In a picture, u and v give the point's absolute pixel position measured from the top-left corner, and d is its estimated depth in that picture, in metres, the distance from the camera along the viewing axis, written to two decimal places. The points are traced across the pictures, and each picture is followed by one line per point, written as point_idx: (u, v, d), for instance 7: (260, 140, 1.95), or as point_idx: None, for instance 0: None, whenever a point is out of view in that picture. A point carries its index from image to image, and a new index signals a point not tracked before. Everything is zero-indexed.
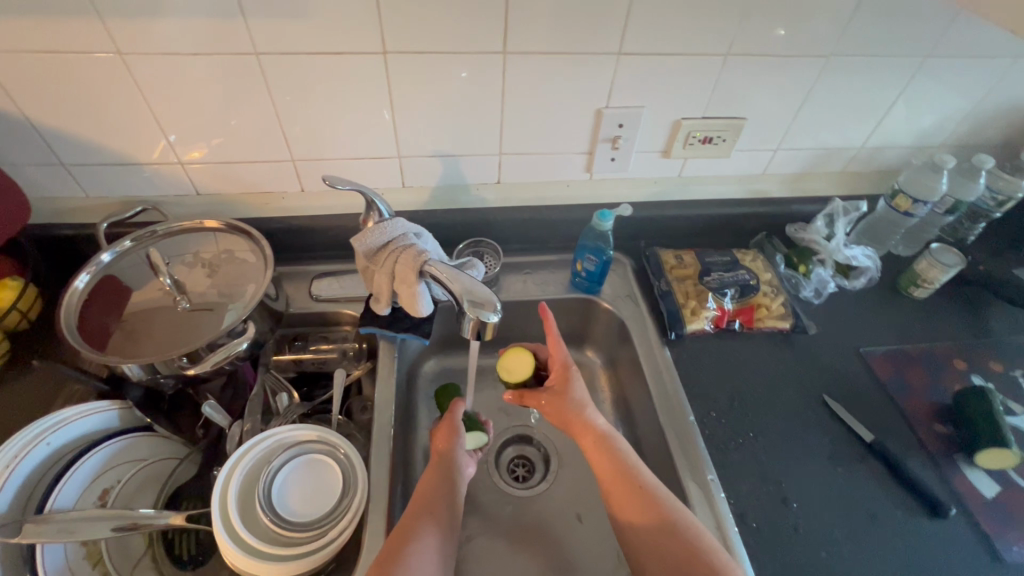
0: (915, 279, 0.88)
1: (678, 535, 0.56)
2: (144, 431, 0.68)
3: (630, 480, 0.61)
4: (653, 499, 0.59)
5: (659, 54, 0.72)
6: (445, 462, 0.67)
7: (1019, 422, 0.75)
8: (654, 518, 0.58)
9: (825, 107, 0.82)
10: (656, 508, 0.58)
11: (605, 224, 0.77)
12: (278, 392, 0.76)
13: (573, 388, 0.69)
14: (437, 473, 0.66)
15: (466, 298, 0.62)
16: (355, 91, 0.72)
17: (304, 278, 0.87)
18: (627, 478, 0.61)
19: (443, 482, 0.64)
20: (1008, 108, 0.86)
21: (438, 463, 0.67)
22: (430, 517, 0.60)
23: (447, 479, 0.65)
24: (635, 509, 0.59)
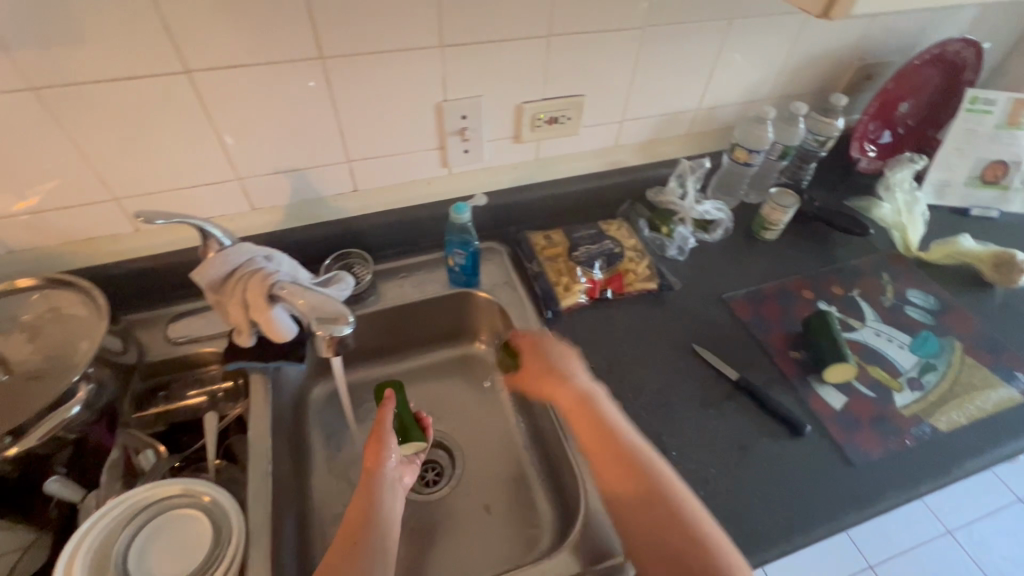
0: (763, 223, 0.96)
1: (670, 503, 0.57)
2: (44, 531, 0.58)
3: (624, 458, 0.61)
4: (644, 474, 0.59)
5: (483, 42, 0.73)
6: (370, 488, 0.62)
7: (857, 336, 0.83)
8: (645, 493, 0.58)
9: (654, 75, 0.86)
10: (642, 483, 0.59)
11: (462, 216, 0.77)
12: (143, 450, 0.71)
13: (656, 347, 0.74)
14: (360, 503, 0.61)
15: (317, 319, 0.61)
16: (167, 114, 0.67)
17: (158, 323, 0.80)
18: (620, 455, 0.61)
19: (364, 514, 0.60)
20: (813, 57, 0.94)
21: (363, 489, 0.62)
22: (354, 557, 0.56)
23: (370, 511, 0.60)
24: (626, 488, 0.59)
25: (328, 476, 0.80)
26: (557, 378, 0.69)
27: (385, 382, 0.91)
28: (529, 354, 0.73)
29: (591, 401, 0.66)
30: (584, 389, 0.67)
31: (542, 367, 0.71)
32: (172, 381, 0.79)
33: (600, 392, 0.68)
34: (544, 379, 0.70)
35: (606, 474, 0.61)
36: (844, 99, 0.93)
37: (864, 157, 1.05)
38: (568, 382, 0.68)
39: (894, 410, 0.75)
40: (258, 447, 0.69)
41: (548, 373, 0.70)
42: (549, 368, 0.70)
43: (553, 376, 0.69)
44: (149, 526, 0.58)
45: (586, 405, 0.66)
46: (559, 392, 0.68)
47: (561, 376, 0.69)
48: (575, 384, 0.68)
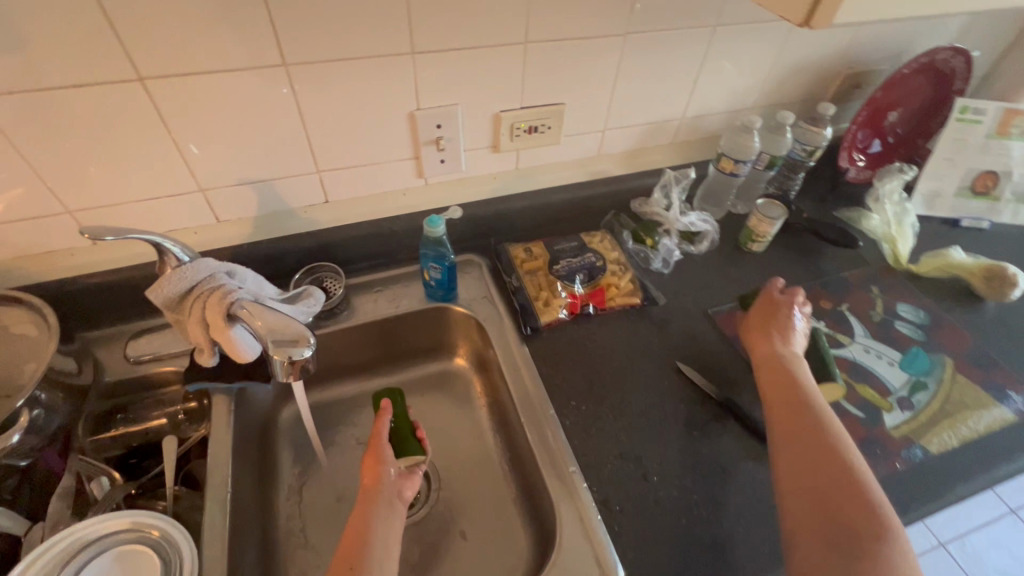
0: (750, 234, 0.93)
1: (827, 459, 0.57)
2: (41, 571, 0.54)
3: (804, 411, 0.63)
4: (820, 422, 0.61)
5: (457, 49, 0.70)
6: (369, 504, 0.60)
7: (845, 352, 0.81)
8: (812, 437, 0.60)
9: (636, 84, 0.84)
10: (816, 429, 0.60)
11: (437, 229, 0.74)
12: (95, 477, 0.67)
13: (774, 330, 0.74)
14: (359, 520, 0.58)
15: (275, 343, 0.57)
16: (123, 123, 0.64)
17: (118, 341, 0.78)
18: (803, 407, 0.63)
19: (363, 531, 0.57)
20: (800, 65, 0.92)
21: (361, 506, 0.60)
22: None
23: (368, 529, 0.57)
24: (798, 435, 0.61)
25: (295, 500, 0.76)
26: (765, 336, 0.73)
27: (358, 400, 0.87)
28: (758, 312, 0.77)
29: (785, 361, 0.69)
30: (782, 351, 0.70)
31: (762, 323, 0.75)
32: (131, 402, 0.75)
33: (799, 356, 0.70)
34: (756, 336, 0.74)
35: (781, 423, 0.63)
36: (832, 108, 0.91)
37: (853, 166, 1.03)
38: (769, 343, 0.72)
39: (883, 431, 0.72)
40: (217, 473, 0.66)
41: (762, 330, 0.74)
42: (767, 326, 0.74)
43: (765, 334, 0.73)
44: (95, 563, 0.55)
45: (778, 364, 0.69)
46: (762, 346, 0.72)
47: (767, 334, 0.73)
48: (779, 346, 0.71)
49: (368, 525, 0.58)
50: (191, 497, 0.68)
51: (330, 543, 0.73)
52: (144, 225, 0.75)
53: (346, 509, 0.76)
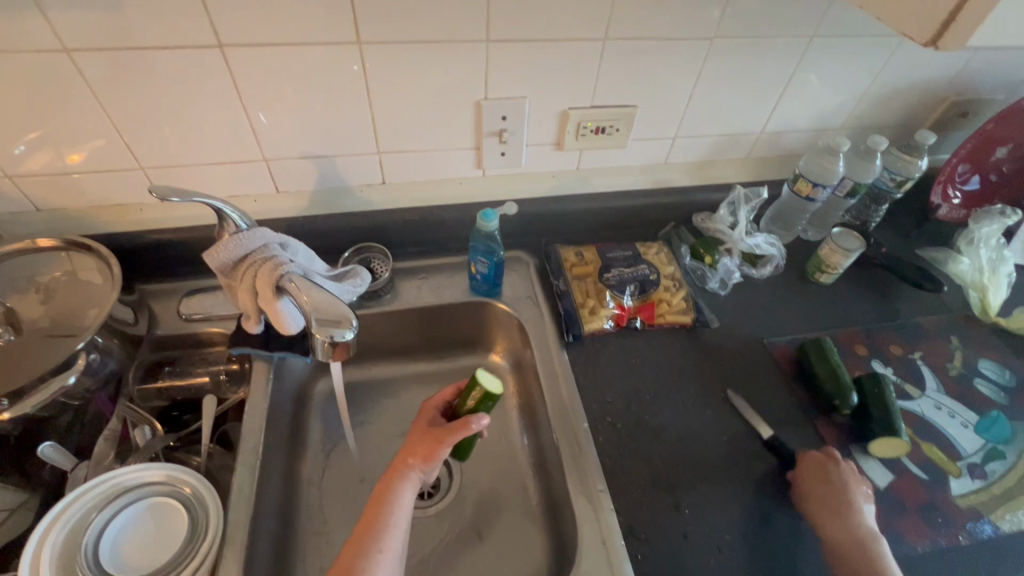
0: (820, 264, 0.86)
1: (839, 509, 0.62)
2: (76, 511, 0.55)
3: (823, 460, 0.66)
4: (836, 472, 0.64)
5: (533, 41, 0.68)
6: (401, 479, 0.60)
7: (913, 406, 0.74)
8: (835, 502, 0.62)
9: (716, 92, 0.79)
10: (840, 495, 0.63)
11: (490, 224, 0.72)
12: (139, 424, 0.69)
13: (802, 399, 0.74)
14: (390, 493, 0.59)
15: (319, 322, 0.57)
16: (200, 86, 0.65)
17: (173, 295, 0.80)
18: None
19: (388, 505, 0.58)
20: (900, 87, 0.84)
21: (393, 481, 0.60)
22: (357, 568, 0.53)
23: (395, 503, 0.58)
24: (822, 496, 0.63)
25: (321, 473, 0.77)
26: (834, 509, 0.61)
27: (392, 383, 0.87)
28: (811, 470, 0.65)
29: (871, 551, 0.58)
30: (861, 534, 0.59)
31: (825, 485, 0.63)
32: (178, 356, 0.78)
33: (881, 539, 0.59)
34: (822, 505, 0.62)
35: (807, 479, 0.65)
36: (932, 137, 0.83)
37: (946, 203, 0.94)
38: (841, 518, 0.61)
39: (947, 498, 0.66)
40: (249, 438, 0.68)
41: (832, 496, 0.62)
42: (832, 490, 0.63)
43: (835, 502, 0.62)
44: (127, 511, 0.57)
45: (863, 552, 0.58)
46: (832, 522, 0.61)
47: (836, 503, 0.62)
48: (856, 526, 0.60)
49: (395, 501, 0.58)
50: (224, 457, 0.70)
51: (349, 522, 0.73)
52: (209, 188, 0.77)
53: (368, 490, 0.76)
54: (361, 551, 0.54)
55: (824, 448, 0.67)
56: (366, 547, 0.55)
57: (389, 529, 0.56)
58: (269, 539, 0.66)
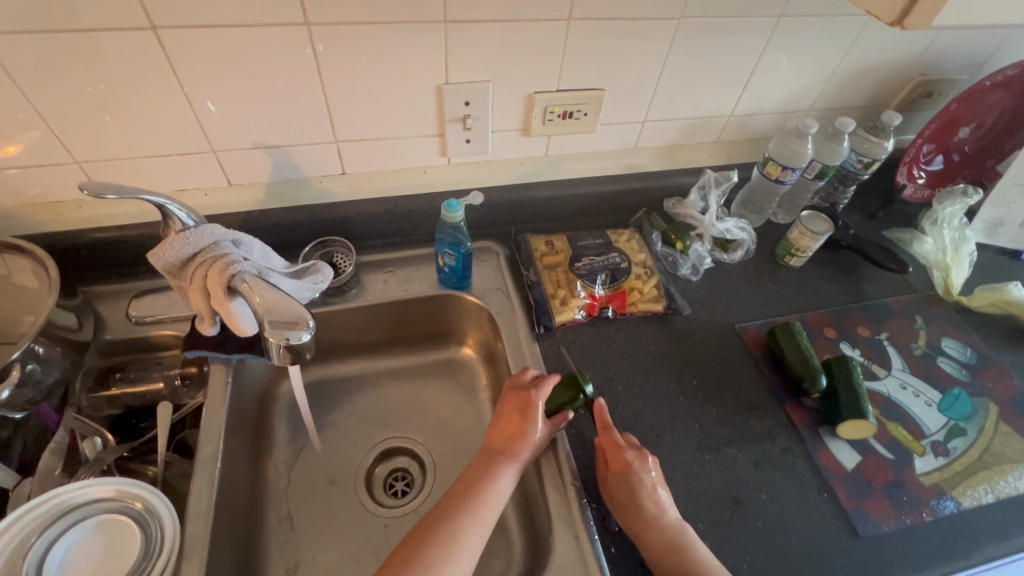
0: (790, 248, 0.87)
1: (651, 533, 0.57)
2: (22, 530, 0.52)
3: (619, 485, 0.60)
4: (629, 497, 0.59)
5: (494, 22, 0.65)
6: (503, 463, 0.62)
7: (879, 386, 0.75)
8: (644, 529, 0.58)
9: (685, 74, 0.77)
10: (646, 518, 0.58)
11: (454, 215, 0.70)
12: (89, 436, 0.65)
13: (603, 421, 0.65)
14: (489, 475, 0.61)
15: (273, 325, 0.54)
16: (135, 73, 0.60)
17: (121, 297, 0.76)
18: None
19: (488, 486, 0.60)
20: (868, 68, 0.84)
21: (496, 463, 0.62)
22: (445, 544, 0.55)
23: (495, 485, 0.60)
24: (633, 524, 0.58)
25: (287, 477, 0.75)
26: (639, 519, 0.58)
27: (360, 380, 0.85)
28: (616, 484, 0.60)
29: (681, 549, 0.56)
30: (670, 533, 0.57)
31: (626, 497, 0.59)
32: (130, 361, 0.74)
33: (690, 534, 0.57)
34: (630, 518, 0.59)
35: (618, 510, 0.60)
36: (898, 118, 0.83)
37: (910, 183, 0.95)
38: (650, 527, 0.57)
39: (911, 476, 0.67)
40: (207, 445, 0.65)
41: (633, 507, 0.58)
42: (632, 500, 0.59)
43: (639, 511, 0.58)
44: (72, 532, 0.54)
45: (674, 555, 0.56)
46: (644, 533, 0.57)
47: (643, 514, 0.58)
48: (660, 528, 0.57)
49: (495, 483, 0.61)
50: (182, 466, 0.67)
51: (318, 527, 0.71)
52: (154, 182, 0.72)
53: (338, 492, 0.75)
54: (459, 525, 0.57)
55: (616, 456, 0.62)
56: (465, 523, 0.57)
57: (487, 509, 0.59)
58: (232, 549, 0.63)
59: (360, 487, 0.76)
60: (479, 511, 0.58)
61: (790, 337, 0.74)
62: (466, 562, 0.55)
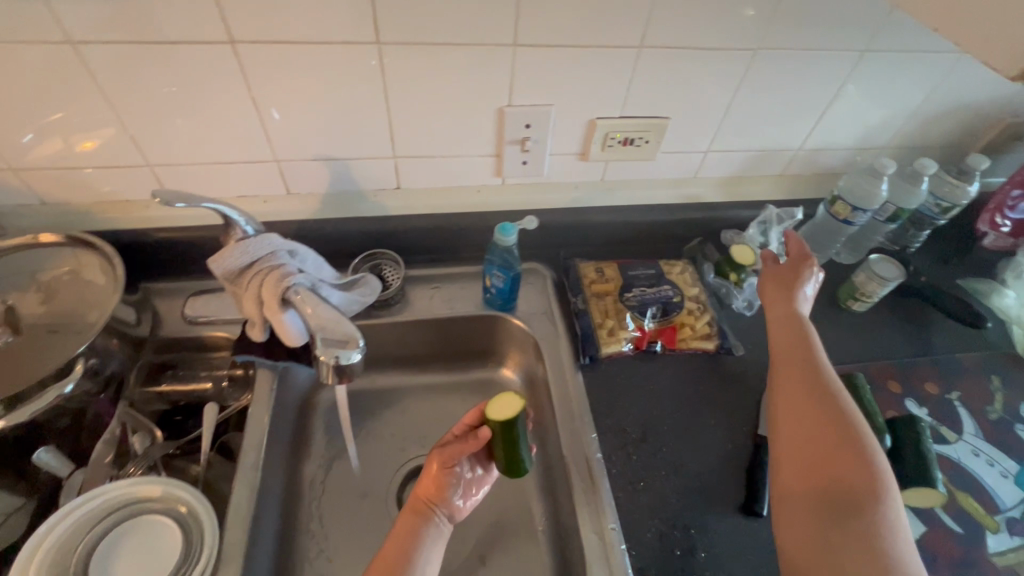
0: (853, 292, 0.82)
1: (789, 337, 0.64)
2: (73, 524, 0.54)
3: (784, 280, 0.69)
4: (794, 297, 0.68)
5: (563, 47, 0.63)
6: (419, 515, 0.59)
7: (949, 451, 0.70)
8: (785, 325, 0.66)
9: (754, 105, 0.74)
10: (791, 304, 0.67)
11: (507, 238, 0.69)
12: (139, 431, 0.68)
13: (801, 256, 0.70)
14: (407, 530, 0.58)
15: (324, 342, 0.54)
16: (210, 83, 0.62)
17: (178, 296, 0.78)
18: (812, 365, 0.61)
19: (408, 542, 0.57)
20: (953, 108, 0.79)
21: (409, 514, 0.59)
22: None
23: (414, 542, 0.57)
24: (774, 301, 0.68)
25: (321, 486, 0.75)
26: (778, 296, 0.69)
27: (398, 394, 0.85)
28: (776, 269, 0.71)
29: (801, 328, 0.65)
30: (795, 314, 0.66)
31: (777, 286, 0.69)
32: (179, 359, 0.76)
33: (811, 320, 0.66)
34: (772, 303, 0.69)
35: (769, 297, 0.69)
36: (985, 161, 0.77)
37: (993, 231, 0.88)
38: (785, 303, 0.67)
39: (983, 554, 0.62)
40: (250, 451, 0.66)
41: (779, 292, 0.69)
42: (782, 283, 0.69)
43: (784, 299, 0.68)
44: (125, 529, 0.55)
45: (794, 326, 0.65)
46: (780, 306, 0.68)
47: (784, 299, 0.68)
48: (791, 306, 0.67)
49: (415, 539, 0.57)
50: (223, 467, 0.68)
51: (348, 541, 0.71)
52: (217, 188, 0.74)
53: (370, 507, 0.74)
54: None
55: (796, 259, 0.70)
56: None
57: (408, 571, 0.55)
58: (265, 557, 0.64)
59: (392, 503, 0.75)
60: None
61: (856, 387, 0.70)
62: None
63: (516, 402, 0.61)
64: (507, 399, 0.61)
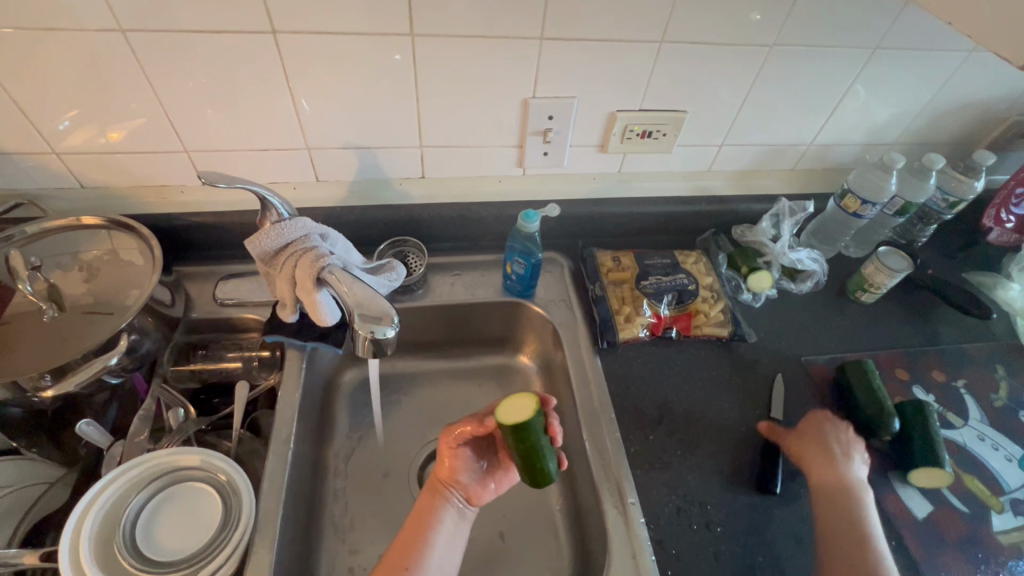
0: (862, 283, 0.84)
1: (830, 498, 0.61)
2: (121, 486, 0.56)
3: (820, 443, 0.66)
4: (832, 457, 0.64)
5: (587, 41, 0.66)
6: (438, 497, 0.61)
7: (955, 435, 0.72)
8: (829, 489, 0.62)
9: (769, 100, 0.76)
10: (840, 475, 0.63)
11: (531, 225, 0.71)
12: (173, 407, 0.70)
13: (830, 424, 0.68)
14: (427, 512, 0.60)
15: (361, 318, 0.56)
16: (249, 72, 0.65)
17: (208, 279, 0.81)
18: (865, 544, 0.57)
19: (427, 521, 0.60)
20: (961, 105, 0.81)
21: (428, 495, 0.62)
22: None
23: (433, 522, 0.59)
24: (810, 458, 0.65)
25: (345, 465, 0.78)
26: (825, 456, 0.64)
27: (418, 378, 0.87)
28: (809, 432, 0.67)
29: (852, 496, 0.61)
30: (847, 480, 0.62)
31: (816, 444, 0.66)
32: (212, 340, 0.78)
33: (863, 484, 0.63)
34: (808, 462, 0.65)
35: (801, 453, 0.66)
36: (990, 157, 0.80)
37: (997, 227, 0.90)
38: (833, 465, 0.63)
39: (988, 533, 0.64)
40: (282, 427, 0.68)
41: (823, 450, 0.65)
42: (825, 445, 0.65)
43: (825, 457, 0.64)
44: (167, 493, 0.58)
45: (844, 494, 0.61)
46: (825, 467, 0.63)
47: (829, 462, 0.64)
48: (842, 472, 0.63)
49: (434, 519, 0.60)
50: (253, 442, 0.70)
51: (372, 516, 0.73)
52: (250, 174, 0.77)
53: (393, 485, 0.77)
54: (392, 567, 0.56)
55: (829, 424, 0.68)
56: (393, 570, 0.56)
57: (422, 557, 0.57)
58: (296, 528, 0.66)
59: (413, 482, 0.78)
60: (418, 559, 0.57)
61: (863, 373, 0.72)
62: None
63: (529, 407, 0.58)
64: (519, 403, 0.58)
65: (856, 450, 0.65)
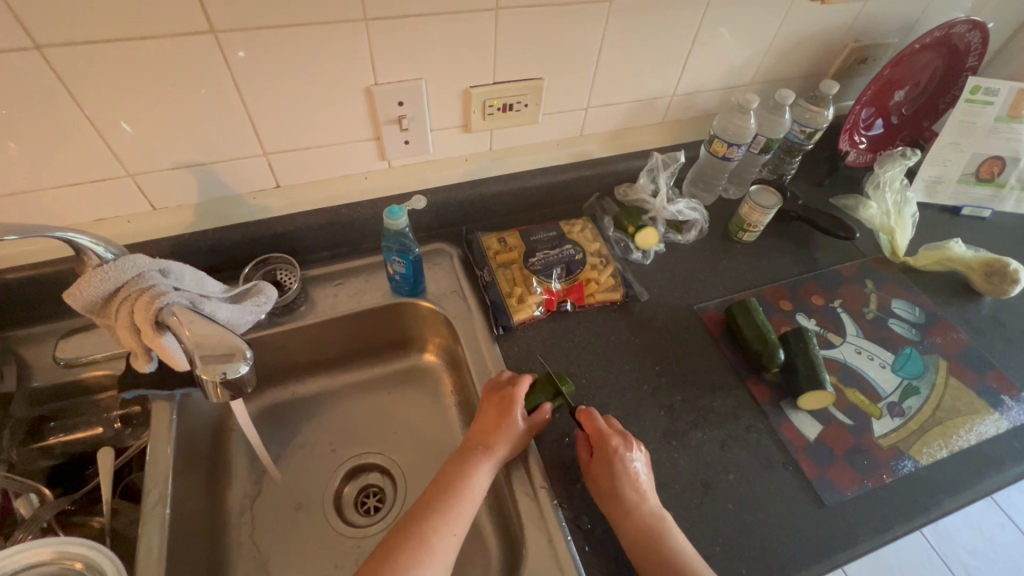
0: (742, 224, 0.87)
1: (643, 545, 0.55)
2: None
3: (613, 486, 0.58)
4: (626, 499, 0.57)
5: (417, 17, 0.61)
6: (480, 458, 0.60)
7: (835, 353, 0.77)
8: (637, 534, 0.56)
9: (623, 56, 0.75)
10: (640, 518, 0.57)
11: (397, 221, 0.67)
12: (24, 493, 0.61)
13: (616, 454, 0.59)
14: (468, 469, 0.60)
15: (205, 361, 0.52)
16: (22, 98, 0.55)
17: (47, 340, 0.70)
18: None
19: (467, 479, 0.59)
20: (803, 38, 0.84)
21: (467, 456, 0.61)
22: (400, 551, 0.53)
23: (471, 478, 0.59)
24: (609, 503, 0.58)
25: (249, 510, 0.72)
26: (619, 504, 0.57)
27: (320, 400, 0.82)
28: (599, 468, 0.60)
29: (657, 539, 0.55)
30: (649, 522, 0.56)
31: (608, 486, 0.58)
32: (63, 408, 0.69)
33: (663, 516, 0.57)
34: (611, 506, 0.58)
35: (601, 497, 0.59)
36: (836, 87, 0.83)
37: (854, 149, 0.97)
38: (630, 513, 0.57)
39: (871, 439, 0.69)
40: (155, 489, 0.61)
41: (616, 494, 0.58)
42: (615, 492, 0.58)
43: (619, 497, 0.58)
44: None
45: (650, 543, 0.55)
46: (622, 513, 0.57)
47: (624, 502, 0.57)
48: (638, 516, 0.57)
49: (472, 475, 0.59)
50: (131, 512, 0.63)
51: (286, 557, 0.69)
52: (69, 213, 0.67)
53: (306, 518, 0.72)
54: (431, 527, 0.55)
55: (607, 455, 0.60)
56: (436, 525, 0.55)
57: (460, 509, 0.57)
58: None
59: (328, 512, 0.73)
60: (453, 512, 0.56)
61: (748, 309, 0.75)
62: (438, 568, 0.53)
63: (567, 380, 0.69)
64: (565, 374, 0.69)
65: (640, 476, 0.59)
